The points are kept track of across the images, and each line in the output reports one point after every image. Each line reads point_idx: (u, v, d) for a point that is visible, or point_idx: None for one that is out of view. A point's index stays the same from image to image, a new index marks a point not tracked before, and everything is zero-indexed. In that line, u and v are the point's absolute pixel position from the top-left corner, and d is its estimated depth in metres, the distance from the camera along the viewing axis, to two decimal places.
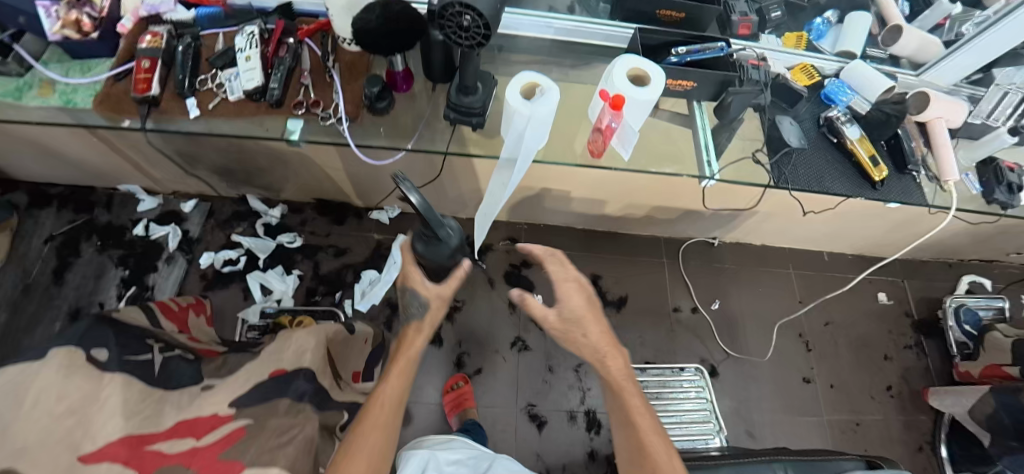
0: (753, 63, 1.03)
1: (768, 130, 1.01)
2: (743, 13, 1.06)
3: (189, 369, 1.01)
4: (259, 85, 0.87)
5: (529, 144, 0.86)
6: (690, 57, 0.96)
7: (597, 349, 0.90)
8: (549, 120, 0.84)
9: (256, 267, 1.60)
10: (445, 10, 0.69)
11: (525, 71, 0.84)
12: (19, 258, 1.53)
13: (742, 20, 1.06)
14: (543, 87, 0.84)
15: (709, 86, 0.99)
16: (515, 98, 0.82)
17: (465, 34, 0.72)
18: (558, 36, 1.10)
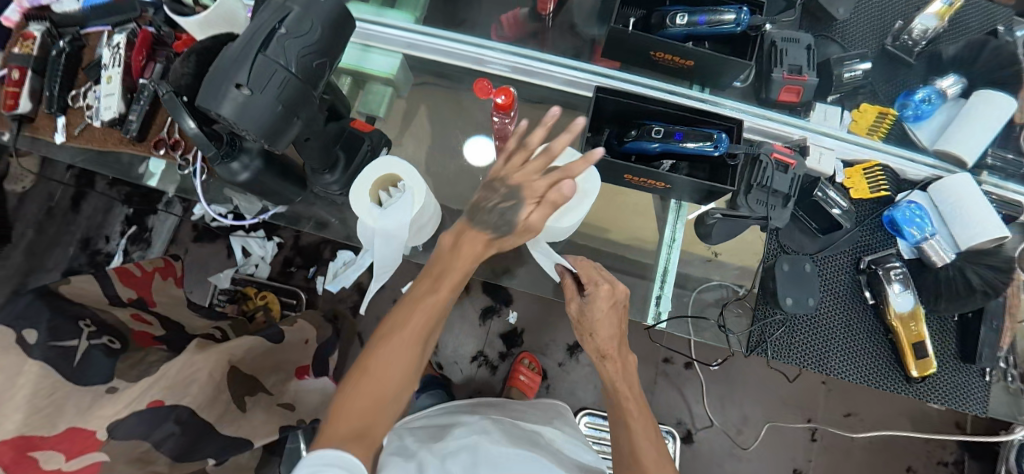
0: (781, 158, 0.77)
1: (764, 272, 0.90)
2: (794, 69, 0.80)
3: (104, 364, 0.97)
4: (117, 115, 0.75)
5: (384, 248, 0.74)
6: (668, 149, 0.69)
7: (601, 349, 0.87)
8: (404, 230, 0.69)
9: (241, 228, 1.60)
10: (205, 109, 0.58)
11: (380, 162, 0.68)
12: (46, 181, 1.64)
13: (790, 79, 0.81)
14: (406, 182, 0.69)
15: (691, 190, 0.74)
16: (363, 204, 0.68)
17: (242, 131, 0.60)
18: (505, 72, 0.93)
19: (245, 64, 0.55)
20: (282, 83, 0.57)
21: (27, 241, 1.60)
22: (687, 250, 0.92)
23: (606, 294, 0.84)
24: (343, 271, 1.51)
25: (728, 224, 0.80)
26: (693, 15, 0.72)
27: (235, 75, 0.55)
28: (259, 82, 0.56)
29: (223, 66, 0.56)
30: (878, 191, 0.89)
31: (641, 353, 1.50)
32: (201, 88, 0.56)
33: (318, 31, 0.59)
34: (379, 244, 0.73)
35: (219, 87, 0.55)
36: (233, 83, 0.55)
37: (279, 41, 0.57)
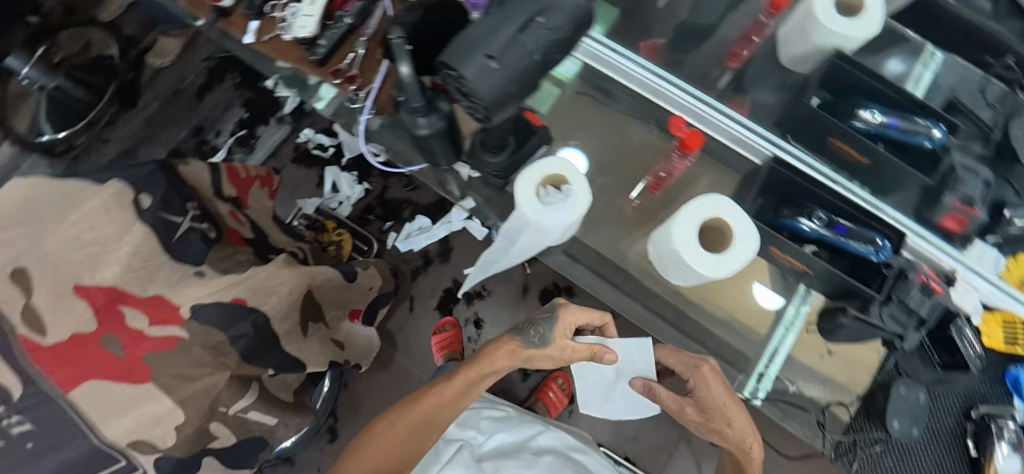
0: (924, 280, 0.77)
1: (875, 386, 0.95)
2: (967, 200, 0.78)
3: (199, 250, 0.95)
4: (309, 36, 0.80)
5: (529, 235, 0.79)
6: (825, 237, 0.78)
7: (741, 440, 0.88)
8: (564, 225, 0.72)
9: (337, 164, 1.66)
10: (444, 70, 0.59)
11: (552, 159, 0.71)
12: (183, 64, 1.75)
13: (958, 209, 0.79)
14: (571, 184, 0.71)
15: (826, 280, 0.81)
16: (526, 194, 0.70)
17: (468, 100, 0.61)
18: (674, 108, 0.98)
19: (496, 37, 0.55)
20: (525, 67, 0.57)
21: (150, 112, 1.73)
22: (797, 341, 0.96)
23: (712, 379, 0.88)
24: (417, 236, 1.60)
25: (857, 328, 0.79)
26: (887, 117, 0.74)
27: (487, 48, 0.55)
28: (509, 60, 0.56)
29: (482, 38, 0.56)
30: (1013, 346, 0.87)
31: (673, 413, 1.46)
32: (452, 51, 0.56)
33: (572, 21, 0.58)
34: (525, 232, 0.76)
35: (471, 56, 0.55)
36: (485, 56, 0.55)
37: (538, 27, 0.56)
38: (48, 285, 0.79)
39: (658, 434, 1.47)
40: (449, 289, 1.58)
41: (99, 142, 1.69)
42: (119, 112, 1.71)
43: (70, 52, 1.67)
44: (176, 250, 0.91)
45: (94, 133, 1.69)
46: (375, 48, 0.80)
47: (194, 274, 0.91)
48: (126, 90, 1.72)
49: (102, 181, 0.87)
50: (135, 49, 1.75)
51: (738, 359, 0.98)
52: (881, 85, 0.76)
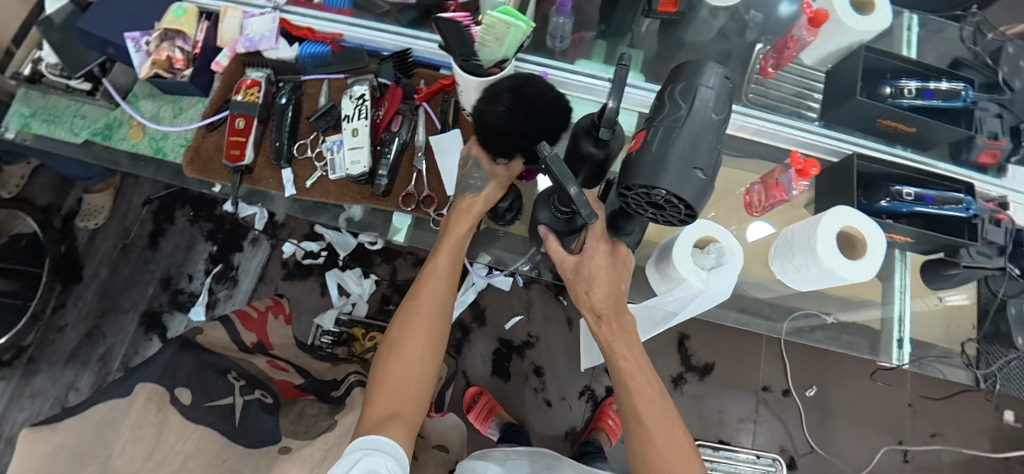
0: (997, 217, 0.77)
1: None
2: (995, 136, 0.77)
3: (268, 422, 0.88)
4: (365, 169, 0.74)
5: (696, 306, 0.73)
6: (920, 208, 0.74)
7: (597, 309, 0.69)
8: (734, 277, 0.66)
9: (336, 265, 1.55)
10: (630, 191, 0.50)
11: (700, 221, 0.65)
12: (120, 217, 1.55)
13: (991, 145, 0.78)
14: (721, 242, 0.66)
15: (927, 244, 0.78)
16: (686, 266, 0.64)
17: (658, 211, 0.52)
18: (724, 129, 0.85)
19: (680, 147, 0.48)
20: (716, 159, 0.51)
21: (102, 280, 1.50)
22: (920, 302, 0.85)
23: (606, 249, 0.68)
24: None
25: (962, 278, 0.80)
26: (922, 90, 0.76)
27: (686, 157, 0.48)
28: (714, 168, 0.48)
29: (674, 153, 0.48)
30: None
31: (741, 380, 1.57)
32: (652, 173, 0.47)
33: (726, 95, 0.52)
34: (692, 302, 0.72)
35: (666, 170, 0.47)
36: (692, 167, 0.48)
37: (713, 119, 0.50)
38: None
39: (739, 408, 1.55)
40: (498, 349, 1.54)
41: (53, 332, 1.45)
42: (64, 291, 1.48)
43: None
44: (243, 435, 0.84)
45: (43, 325, 1.45)
46: (434, 160, 0.78)
47: (280, 454, 0.85)
48: (64, 264, 1.50)
49: (127, 392, 0.78)
50: (57, 216, 1.52)
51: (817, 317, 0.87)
52: (899, 61, 0.78)
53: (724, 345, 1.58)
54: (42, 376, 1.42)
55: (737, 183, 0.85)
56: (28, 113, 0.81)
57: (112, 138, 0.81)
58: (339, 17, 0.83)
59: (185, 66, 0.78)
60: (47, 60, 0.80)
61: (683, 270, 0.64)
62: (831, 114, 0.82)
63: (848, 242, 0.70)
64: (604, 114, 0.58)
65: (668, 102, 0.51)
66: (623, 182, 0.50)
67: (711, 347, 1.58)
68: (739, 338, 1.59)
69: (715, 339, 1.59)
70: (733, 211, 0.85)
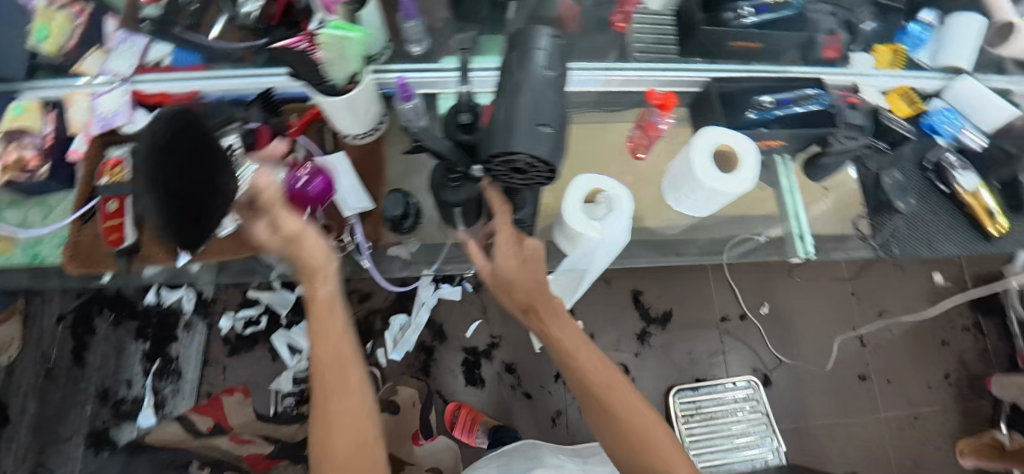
0: (851, 100, 0.83)
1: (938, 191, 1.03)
2: (832, 31, 0.85)
3: None
4: (253, 217, 0.73)
5: (602, 257, 0.74)
6: (780, 111, 0.80)
7: (516, 287, 0.67)
8: (626, 226, 0.68)
9: (279, 325, 1.50)
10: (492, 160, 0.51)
11: (583, 177, 0.66)
12: (33, 344, 1.44)
13: (830, 40, 0.85)
14: (607, 191, 0.67)
15: (799, 142, 0.83)
16: (579, 221, 0.64)
17: (524, 174, 0.53)
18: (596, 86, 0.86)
19: (522, 104, 0.50)
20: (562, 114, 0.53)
21: (31, 414, 1.39)
22: (812, 200, 0.87)
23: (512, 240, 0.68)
24: (404, 336, 1.52)
25: (837, 165, 0.84)
26: (757, 6, 0.80)
27: (530, 117, 0.50)
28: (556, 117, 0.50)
29: (519, 113, 0.49)
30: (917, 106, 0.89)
31: (701, 318, 1.63)
32: (501, 140, 0.49)
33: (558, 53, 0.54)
34: (599, 254, 0.73)
35: (517, 131, 0.49)
36: (536, 124, 0.49)
37: (548, 76, 0.52)
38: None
39: (706, 345, 1.61)
40: (465, 359, 1.54)
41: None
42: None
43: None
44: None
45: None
46: None
47: None
48: None
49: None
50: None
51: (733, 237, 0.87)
52: None
53: (676, 290, 1.64)
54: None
55: (617, 133, 0.88)
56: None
57: None
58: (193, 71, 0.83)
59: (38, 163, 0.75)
60: None
61: (576, 226, 0.64)
62: (688, 47, 0.86)
63: (722, 160, 0.74)
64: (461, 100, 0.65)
65: (507, 71, 0.53)
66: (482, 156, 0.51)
67: (665, 296, 1.64)
68: (687, 280, 1.65)
69: (667, 287, 1.64)
70: (620, 158, 0.87)
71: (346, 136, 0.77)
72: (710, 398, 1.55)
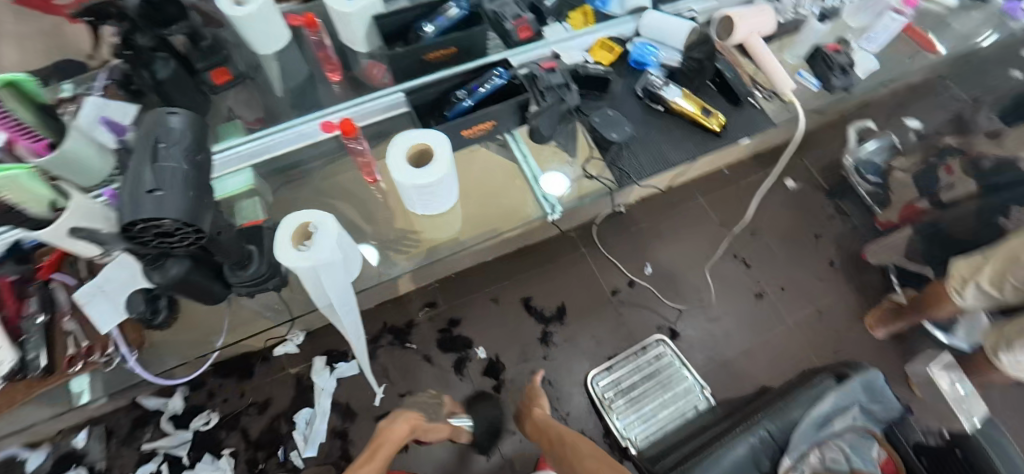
0: (547, 66, 0.94)
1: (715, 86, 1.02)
2: (516, 16, 0.97)
3: None
4: (13, 363, 0.75)
5: (334, 284, 0.76)
6: (473, 98, 0.89)
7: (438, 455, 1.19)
8: (343, 250, 0.72)
9: (182, 468, 1.43)
10: (133, 228, 0.56)
11: (290, 216, 0.71)
12: None
13: (518, 23, 0.97)
14: (315, 221, 0.72)
15: (510, 115, 0.90)
16: (288, 255, 0.68)
17: (174, 237, 0.59)
18: (323, 134, 0.94)
19: (143, 175, 0.56)
20: (191, 176, 0.59)
21: None
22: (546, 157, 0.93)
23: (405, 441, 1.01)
24: (312, 430, 1.48)
25: (552, 119, 0.91)
26: (434, 21, 0.91)
27: (146, 186, 0.55)
28: (175, 179, 0.57)
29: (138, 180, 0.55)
30: (614, 51, 1.02)
31: (594, 300, 1.62)
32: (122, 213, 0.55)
33: (188, 127, 0.61)
34: (331, 281, 0.75)
35: (139, 199, 0.55)
36: (149, 192, 0.55)
37: (168, 147, 0.58)
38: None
39: (606, 325, 1.59)
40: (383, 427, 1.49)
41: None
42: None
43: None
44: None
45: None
46: (85, 316, 0.81)
47: None
48: None
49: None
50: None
51: (499, 216, 0.91)
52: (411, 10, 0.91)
53: (562, 283, 1.65)
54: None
55: (345, 171, 0.95)
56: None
57: None
58: None
59: None
60: None
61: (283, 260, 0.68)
62: (394, 71, 0.93)
63: (422, 158, 0.80)
64: None
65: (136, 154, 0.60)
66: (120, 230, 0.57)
67: (554, 292, 1.63)
68: (568, 271, 1.66)
69: (551, 284, 1.64)
70: (361, 187, 0.93)
71: (93, 258, 0.78)
72: (630, 370, 1.51)
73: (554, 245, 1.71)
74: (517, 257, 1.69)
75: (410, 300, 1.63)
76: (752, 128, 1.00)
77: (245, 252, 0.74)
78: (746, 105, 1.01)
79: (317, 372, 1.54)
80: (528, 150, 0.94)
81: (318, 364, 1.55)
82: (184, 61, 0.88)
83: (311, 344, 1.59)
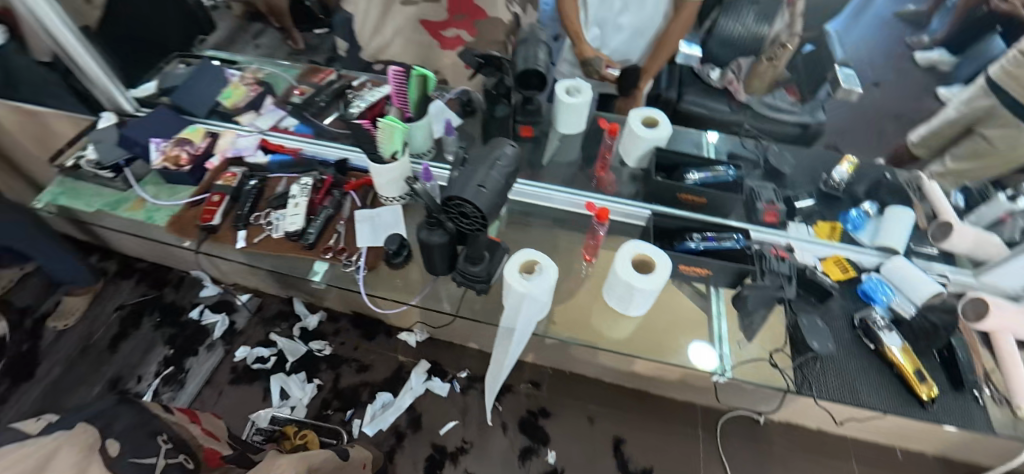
0: (776, 253, 0.99)
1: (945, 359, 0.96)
2: (769, 201, 1.05)
3: None
4: (298, 228, 0.98)
5: (526, 319, 0.85)
6: (705, 246, 0.97)
7: None
8: (550, 297, 0.83)
9: (282, 369, 1.69)
10: (450, 202, 0.76)
11: (523, 250, 0.86)
12: (90, 320, 1.74)
13: (768, 207, 1.05)
14: (542, 264, 0.86)
15: (726, 275, 0.96)
16: (513, 276, 0.82)
17: (467, 221, 0.77)
18: (572, 208, 1.14)
19: (478, 174, 0.76)
20: (502, 189, 0.78)
21: (51, 378, 1.62)
22: (737, 327, 0.96)
23: None
24: (382, 414, 1.62)
25: (760, 301, 0.94)
26: (700, 172, 1.05)
27: (476, 181, 0.75)
28: (493, 185, 0.75)
29: (474, 175, 0.76)
30: (848, 273, 1.01)
31: None
32: (454, 189, 0.75)
33: (514, 157, 0.82)
34: (524, 313, 0.84)
35: (467, 187, 0.75)
36: (477, 185, 0.75)
37: (500, 165, 0.79)
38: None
39: None
40: (431, 454, 1.55)
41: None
42: (10, 388, 1.59)
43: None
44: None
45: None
46: (352, 226, 1.02)
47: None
48: (20, 362, 1.64)
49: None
50: (30, 318, 1.73)
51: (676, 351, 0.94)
52: (688, 157, 1.08)
53: (659, 447, 1.55)
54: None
55: (570, 243, 1.09)
56: (59, 193, 1.13)
57: (119, 207, 1.09)
58: (303, 138, 1.17)
59: (185, 162, 1.07)
60: (86, 156, 1.12)
61: (507, 278, 0.82)
62: (647, 191, 1.08)
63: (643, 267, 0.90)
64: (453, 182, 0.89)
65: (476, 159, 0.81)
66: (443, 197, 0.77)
67: (647, 450, 1.55)
68: (674, 441, 1.56)
69: (649, 441, 1.57)
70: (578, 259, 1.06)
71: (381, 197, 1.04)
72: None
73: (673, 407, 1.63)
74: (632, 395, 1.66)
75: (521, 368, 1.72)
76: (965, 421, 0.91)
77: (482, 253, 0.88)
78: (966, 394, 0.93)
79: (417, 367, 1.71)
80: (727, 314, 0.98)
81: (420, 367, 1.71)
82: (513, 114, 1.12)
83: (425, 347, 1.75)
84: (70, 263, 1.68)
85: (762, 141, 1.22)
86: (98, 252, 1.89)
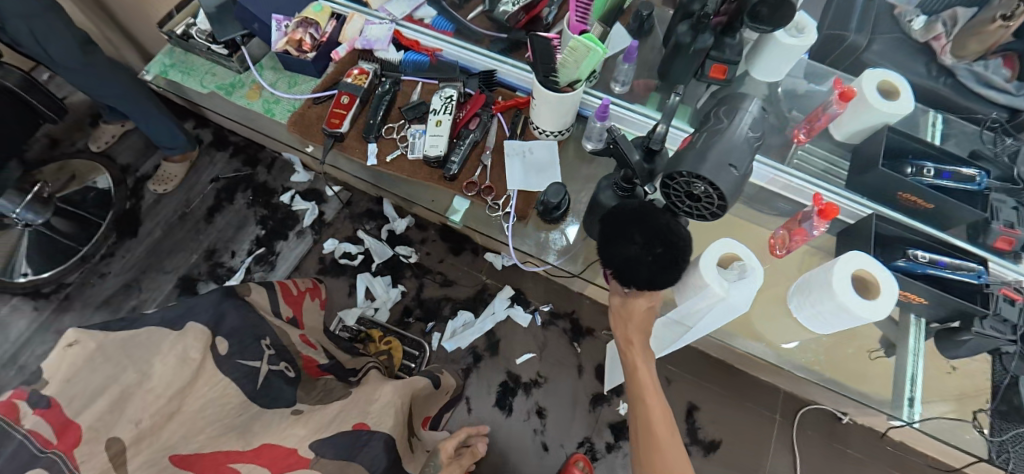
0: (1008, 293, 0.76)
1: None
2: (1010, 223, 0.80)
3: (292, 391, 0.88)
4: (440, 154, 0.85)
5: (710, 321, 0.78)
6: (931, 269, 0.79)
7: None
8: (744, 301, 0.74)
9: (368, 269, 1.67)
10: (676, 177, 0.61)
11: (727, 240, 0.74)
12: (188, 187, 1.74)
13: (1006, 231, 0.80)
14: (744, 261, 0.74)
15: (941, 309, 0.79)
16: (713, 274, 0.71)
17: (693, 203, 0.64)
18: (766, 183, 0.93)
19: (718, 147, 0.59)
20: (747, 168, 0.61)
21: (152, 240, 1.66)
22: (930, 366, 0.84)
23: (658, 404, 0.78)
24: (463, 332, 1.60)
25: (975, 347, 0.78)
26: (940, 171, 0.82)
27: (725, 158, 0.59)
28: (743, 166, 0.59)
29: (717, 149, 0.59)
30: None
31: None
32: (693, 163, 0.59)
33: (757, 122, 0.62)
34: (708, 314, 0.76)
35: (710, 162, 0.59)
36: (725, 162, 0.59)
37: (749, 132, 0.62)
38: (143, 466, 0.62)
39: None
40: (504, 382, 1.54)
41: (94, 276, 1.60)
42: (116, 242, 1.65)
43: (59, 187, 1.65)
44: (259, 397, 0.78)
45: (88, 268, 1.61)
46: (499, 159, 0.87)
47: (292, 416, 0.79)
48: (124, 219, 1.68)
49: None
50: (132, 177, 1.75)
51: (858, 381, 0.85)
52: (923, 144, 0.85)
53: (736, 427, 1.48)
54: (72, 314, 1.53)
55: (753, 232, 0.93)
56: (168, 65, 1.00)
57: (233, 93, 0.97)
58: (442, 36, 0.98)
59: (310, 49, 0.92)
60: (198, 26, 0.97)
61: (706, 275, 0.71)
62: (856, 179, 0.87)
63: (863, 285, 0.76)
64: (654, 135, 0.68)
65: (715, 116, 0.64)
66: (672, 169, 0.61)
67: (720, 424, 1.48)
68: (751, 423, 1.48)
69: (726, 417, 1.49)
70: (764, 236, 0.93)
71: (535, 128, 0.87)
72: None
73: (755, 388, 1.54)
74: (716, 365, 1.55)
75: None
76: None
77: None
78: None
79: (503, 290, 1.65)
80: (928, 350, 0.85)
81: (504, 292, 1.65)
82: (711, 48, 0.86)
83: (511, 273, 1.68)
84: (170, 129, 1.61)
85: (1004, 138, 0.96)
86: (192, 119, 1.85)
